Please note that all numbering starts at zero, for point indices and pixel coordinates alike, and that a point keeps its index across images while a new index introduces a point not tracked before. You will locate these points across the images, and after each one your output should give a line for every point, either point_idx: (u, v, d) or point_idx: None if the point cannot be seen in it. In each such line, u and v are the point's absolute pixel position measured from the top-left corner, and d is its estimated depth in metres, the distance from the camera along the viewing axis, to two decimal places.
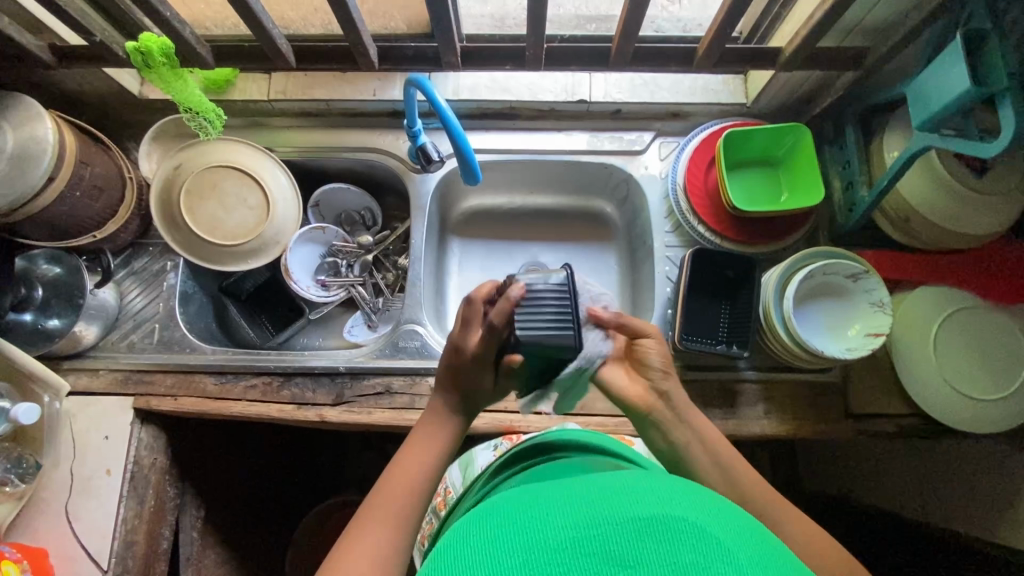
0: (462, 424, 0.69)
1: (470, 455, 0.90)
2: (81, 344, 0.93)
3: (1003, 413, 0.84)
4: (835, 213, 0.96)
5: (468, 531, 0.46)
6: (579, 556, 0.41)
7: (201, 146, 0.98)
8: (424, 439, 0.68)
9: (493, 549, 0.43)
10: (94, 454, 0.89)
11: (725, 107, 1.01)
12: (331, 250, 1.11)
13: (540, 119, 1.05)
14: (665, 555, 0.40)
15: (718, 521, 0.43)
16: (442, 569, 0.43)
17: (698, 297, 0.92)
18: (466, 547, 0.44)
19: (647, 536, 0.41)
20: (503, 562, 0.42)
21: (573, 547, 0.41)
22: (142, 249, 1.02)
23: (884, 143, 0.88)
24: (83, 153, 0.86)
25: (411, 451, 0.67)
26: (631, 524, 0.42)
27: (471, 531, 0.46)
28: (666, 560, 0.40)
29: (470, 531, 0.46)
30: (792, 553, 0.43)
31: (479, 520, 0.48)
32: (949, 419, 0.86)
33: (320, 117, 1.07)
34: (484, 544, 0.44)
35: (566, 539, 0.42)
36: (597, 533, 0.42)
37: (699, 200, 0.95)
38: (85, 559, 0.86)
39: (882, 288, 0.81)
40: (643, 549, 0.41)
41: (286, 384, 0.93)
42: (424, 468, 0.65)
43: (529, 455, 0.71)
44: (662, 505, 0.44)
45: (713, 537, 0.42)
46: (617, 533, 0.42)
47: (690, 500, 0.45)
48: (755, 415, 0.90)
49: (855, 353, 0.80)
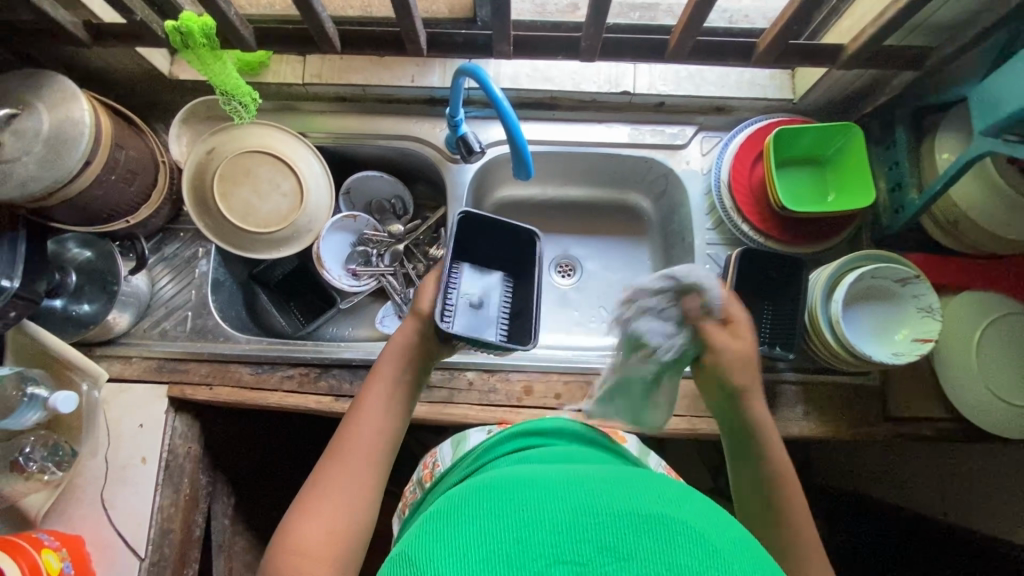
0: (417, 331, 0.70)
1: (462, 434, 0.85)
2: (113, 331, 0.92)
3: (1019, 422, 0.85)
4: (880, 215, 0.95)
5: (466, 500, 0.46)
6: (571, 544, 0.40)
7: (235, 130, 0.96)
8: (384, 369, 0.69)
9: (480, 519, 0.43)
10: (129, 442, 0.89)
11: (771, 103, 0.99)
12: (361, 238, 1.10)
13: (581, 109, 1.03)
14: (660, 554, 0.40)
15: (717, 530, 0.43)
16: (430, 537, 0.42)
17: (742, 297, 0.91)
18: (461, 514, 0.44)
19: (645, 534, 0.41)
20: (489, 536, 0.41)
21: (565, 533, 0.41)
22: (173, 235, 1.00)
23: (936, 145, 0.86)
24: (118, 136, 0.84)
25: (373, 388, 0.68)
26: (629, 519, 0.42)
27: (471, 500, 0.45)
28: (660, 559, 0.39)
29: (466, 500, 0.46)
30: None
31: (477, 491, 0.47)
32: (968, 412, 0.87)
33: (356, 102, 1.04)
34: (477, 516, 0.43)
35: (562, 524, 0.41)
36: (593, 522, 0.41)
37: (743, 198, 0.93)
38: (122, 547, 0.86)
39: (932, 294, 0.81)
40: (638, 545, 0.40)
41: (323, 375, 0.92)
42: (383, 402, 0.67)
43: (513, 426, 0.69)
44: (664, 506, 0.43)
45: (711, 544, 0.41)
46: (614, 525, 0.41)
47: (690, 504, 0.45)
48: (794, 417, 0.90)
49: (904, 358, 0.80)
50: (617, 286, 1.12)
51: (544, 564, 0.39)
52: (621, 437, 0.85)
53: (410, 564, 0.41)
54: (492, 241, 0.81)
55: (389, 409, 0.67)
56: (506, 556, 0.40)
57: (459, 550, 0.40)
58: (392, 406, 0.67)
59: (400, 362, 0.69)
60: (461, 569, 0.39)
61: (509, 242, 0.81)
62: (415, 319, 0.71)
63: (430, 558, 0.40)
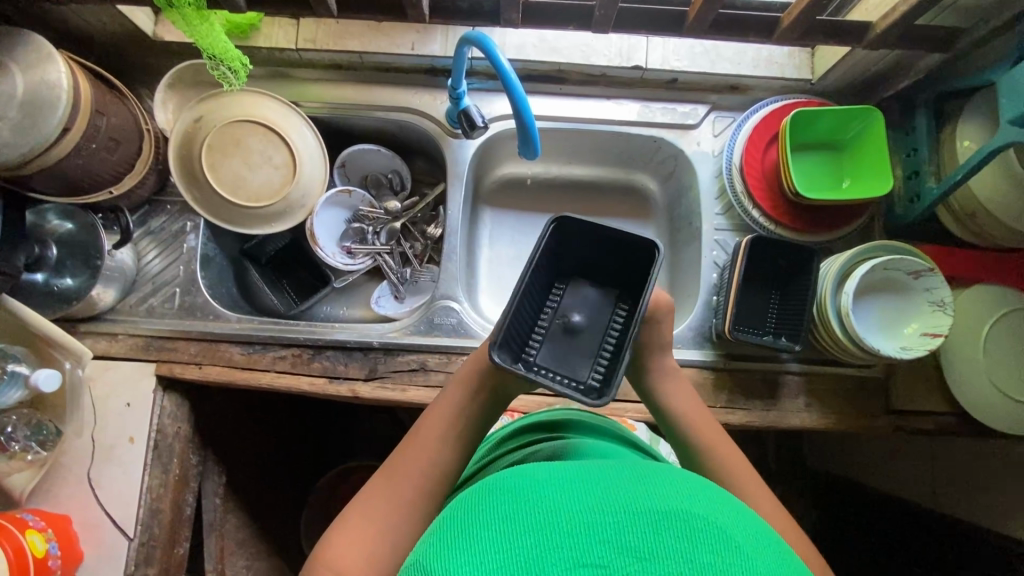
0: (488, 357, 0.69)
1: None
2: (98, 306, 0.88)
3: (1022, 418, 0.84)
4: (894, 204, 0.92)
5: (478, 500, 0.43)
6: (592, 545, 0.38)
7: (224, 97, 0.91)
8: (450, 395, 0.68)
9: (498, 524, 0.40)
10: (117, 422, 0.86)
11: (788, 83, 0.95)
12: (357, 215, 1.06)
13: (590, 84, 0.98)
14: (684, 553, 0.38)
15: (736, 523, 0.41)
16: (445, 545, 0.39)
17: (749, 287, 0.89)
18: (475, 516, 0.41)
19: (666, 532, 0.39)
20: (507, 543, 0.38)
21: (585, 534, 0.38)
22: (159, 207, 0.96)
23: (958, 132, 0.83)
24: (98, 101, 0.79)
25: (431, 417, 0.67)
26: (649, 517, 0.39)
27: (482, 500, 0.43)
28: (683, 558, 0.37)
29: (476, 501, 0.43)
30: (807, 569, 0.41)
31: (486, 488, 0.44)
32: (970, 406, 0.86)
33: (352, 71, 0.99)
34: (492, 520, 0.40)
35: (579, 523, 0.39)
36: (613, 521, 0.39)
37: (755, 182, 0.90)
38: (111, 528, 0.84)
39: (945, 286, 0.79)
40: (660, 544, 0.38)
41: (316, 356, 0.89)
42: (439, 429, 0.65)
43: (532, 431, 0.69)
44: (681, 500, 0.41)
45: (732, 540, 0.39)
46: (635, 524, 0.39)
47: (706, 496, 0.43)
48: (796, 408, 0.89)
49: (912, 352, 0.78)
50: None
51: (565, 567, 0.37)
52: (630, 425, 0.86)
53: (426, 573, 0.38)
54: (606, 257, 0.73)
55: (445, 437, 0.64)
56: (525, 561, 0.37)
57: (475, 557, 0.38)
58: (447, 439, 0.64)
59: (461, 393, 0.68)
60: None
61: (628, 263, 0.72)
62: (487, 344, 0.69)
63: (445, 565, 0.37)
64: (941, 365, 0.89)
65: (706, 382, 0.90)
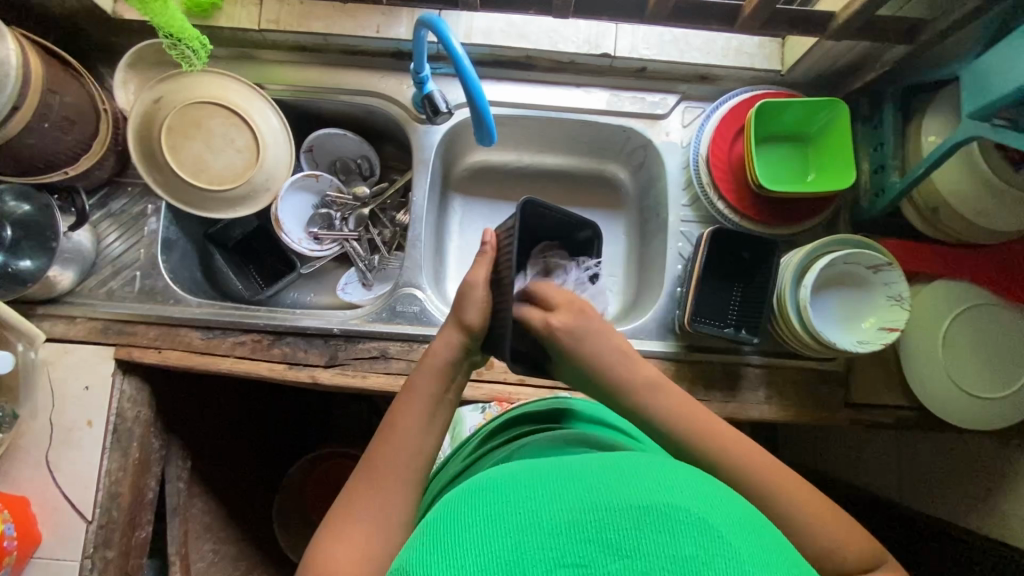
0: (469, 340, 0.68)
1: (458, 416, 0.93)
2: (56, 289, 0.88)
3: (977, 412, 0.85)
4: (860, 197, 0.91)
5: (461, 502, 0.43)
6: (572, 543, 0.38)
7: (183, 78, 0.89)
8: (423, 379, 0.66)
9: (484, 529, 0.40)
10: (74, 404, 0.86)
11: (759, 74, 0.94)
12: (324, 200, 1.05)
13: (559, 71, 0.97)
14: (664, 545, 0.37)
15: (720, 511, 0.40)
16: (430, 552, 0.39)
17: (711, 279, 0.89)
18: (456, 518, 0.41)
19: (648, 526, 0.38)
20: (490, 547, 0.38)
21: (566, 532, 0.38)
22: (120, 189, 0.94)
23: (922, 126, 0.83)
24: (50, 80, 0.78)
25: (407, 403, 0.64)
26: (630, 512, 0.39)
27: (465, 503, 0.43)
28: (664, 551, 0.37)
29: (457, 504, 0.43)
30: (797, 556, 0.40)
31: (468, 492, 0.44)
32: (926, 398, 0.87)
33: (317, 53, 0.97)
34: (473, 523, 0.40)
35: (561, 521, 0.39)
36: (595, 518, 0.39)
37: (721, 173, 0.89)
38: (68, 509, 0.84)
39: (903, 282, 0.78)
40: (643, 539, 0.37)
41: (276, 342, 0.89)
42: (420, 418, 0.64)
43: (517, 427, 0.71)
44: (664, 491, 0.40)
45: (715, 529, 0.38)
46: (616, 519, 0.38)
47: (691, 486, 0.42)
48: (756, 400, 0.89)
49: (866, 346, 0.78)
50: None
51: (545, 568, 0.37)
52: None
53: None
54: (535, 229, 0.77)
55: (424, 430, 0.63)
56: (505, 563, 0.37)
57: (455, 559, 0.38)
58: (431, 425, 0.64)
59: (437, 379, 0.66)
60: None
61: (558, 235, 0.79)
62: (459, 332, 0.68)
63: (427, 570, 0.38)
64: (902, 358, 0.89)
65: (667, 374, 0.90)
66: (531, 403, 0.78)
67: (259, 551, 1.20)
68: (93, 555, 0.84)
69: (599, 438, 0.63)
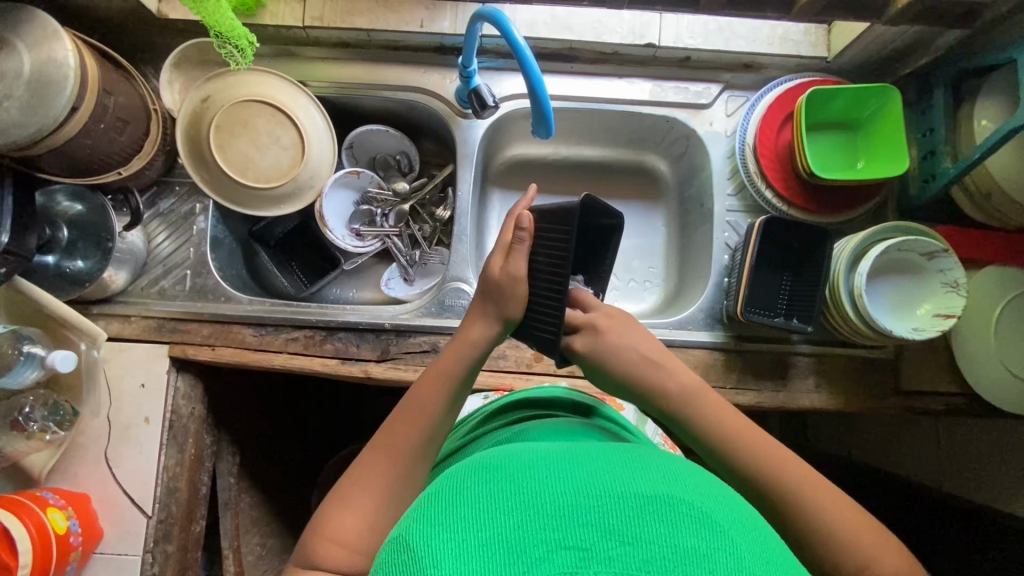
0: (490, 333, 0.69)
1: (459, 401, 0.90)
2: (109, 289, 0.89)
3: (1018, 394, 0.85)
4: (909, 184, 0.91)
5: (465, 480, 0.43)
6: (575, 526, 0.37)
7: (231, 77, 0.90)
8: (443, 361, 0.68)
9: (485, 506, 0.39)
10: (132, 402, 0.87)
11: (803, 62, 0.94)
12: (365, 196, 1.05)
13: (602, 62, 0.96)
14: (666, 535, 0.36)
15: (723, 509, 0.40)
16: (427, 524, 0.39)
17: (762, 269, 0.89)
18: (457, 497, 0.41)
19: (651, 515, 0.37)
20: (493, 522, 0.37)
21: (569, 515, 0.37)
22: (168, 188, 0.95)
23: (975, 112, 0.82)
24: (104, 81, 0.79)
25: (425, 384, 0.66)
26: (635, 500, 0.38)
27: (464, 484, 0.42)
28: (667, 540, 0.36)
29: (456, 483, 0.42)
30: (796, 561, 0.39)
31: (468, 473, 0.44)
32: (972, 377, 0.87)
33: (359, 50, 0.98)
34: (476, 497, 0.40)
35: (563, 505, 0.38)
36: (599, 504, 0.38)
37: (769, 162, 0.89)
38: (129, 505, 0.86)
39: (960, 268, 0.78)
40: (646, 526, 0.37)
41: (328, 338, 0.89)
42: (435, 404, 0.65)
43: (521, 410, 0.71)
44: (669, 484, 0.40)
45: (717, 525, 0.38)
46: (620, 506, 0.38)
47: (695, 483, 0.41)
48: (805, 389, 0.89)
49: (924, 334, 0.78)
50: (630, 253, 1.08)
51: (546, 548, 0.36)
52: (619, 405, 0.90)
53: (406, 550, 0.38)
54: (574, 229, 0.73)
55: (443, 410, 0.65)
56: (504, 543, 0.36)
57: (454, 535, 0.37)
58: (445, 413, 0.65)
59: (458, 369, 0.67)
60: (463, 552, 0.36)
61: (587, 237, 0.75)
62: (495, 324, 0.69)
63: (422, 542, 0.37)
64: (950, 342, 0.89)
65: (715, 363, 0.90)
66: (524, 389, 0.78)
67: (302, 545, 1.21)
68: (154, 549, 0.85)
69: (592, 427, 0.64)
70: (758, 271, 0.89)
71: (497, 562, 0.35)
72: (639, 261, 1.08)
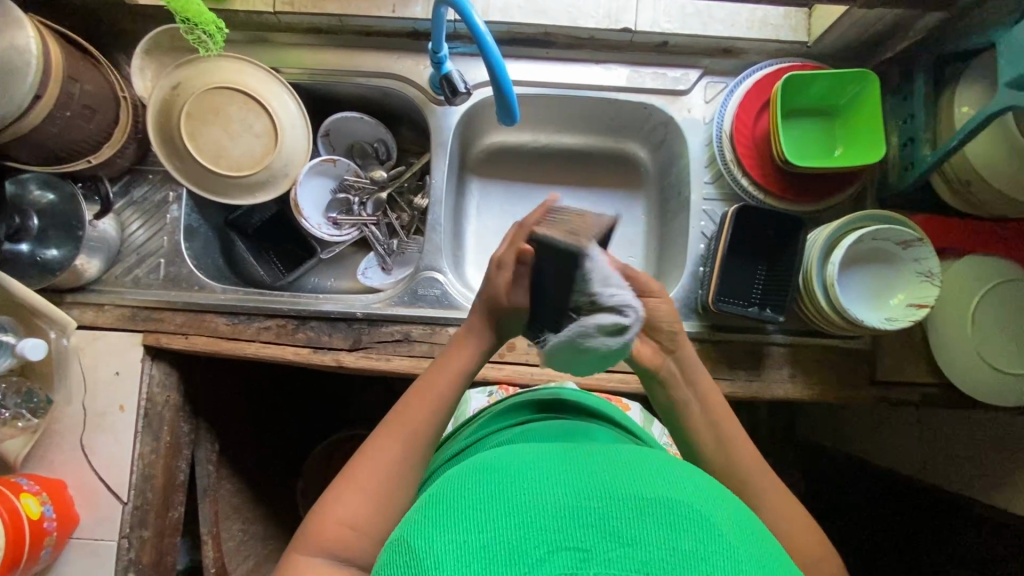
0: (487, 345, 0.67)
1: (464, 397, 0.91)
2: (83, 277, 0.89)
3: (994, 386, 0.84)
4: (888, 171, 0.89)
5: (466, 483, 0.44)
6: (575, 528, 0.39)
7: (201, 63, 0.89)
8: (442, 370, 0.66)
9: (487, 508, 0.41)
10: (107, 390, 0.88)
11: (783, 47, 0.92)
12: (342, 185, 1.05)
13: (577, 47, 0.95)
14: (664, 538, 0.39)
15: (721, 513, 0.42)
16: (430, 525, 0.41)
17: (736, 258, 0.88)
18: (456, 500, 0.42)
19: (649, 518, 0.39)
20: (495, 523, 0.39)
21: (569, 517, 0.39)
22: (141, 177, 0.95)
23: (955, 98, 0.81)
24: (70, 68, 0.78)
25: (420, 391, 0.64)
26: (634, 503, 0.40)
27: (466, 485, 0.44)
28: (665, 544, 0.38)
29: (456, 487, 0.44)
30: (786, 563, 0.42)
31: (469, 475, 0.46)
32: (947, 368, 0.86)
33: (333, 35, 0.96)
34: (479, 500, 0.41)
35: (565, 508, 0.40)
36: (599, 507, 0.40)
37: (745, 149, 0.88)
38: (105, 492, 0.86)
39: (934, 258, 0.77)
40: (646, 529, 0.39)
41: (300, 327, 0.89)
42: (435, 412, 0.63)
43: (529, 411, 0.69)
44: (668, 488, 0.42)
45: (715, 526, 0.40)
46: (618, 510, 0.40)
47: (694, 488, 0.44)
48: (779, 378, 0.89)
49: (896, 323, 0.77)
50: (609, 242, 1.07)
51: (547, 549, 0.38)
52: (624, 405, 0.91)
53: (408, 551, 0.39)
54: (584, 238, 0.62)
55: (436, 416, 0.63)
56: (504, 543, 0.38)
57: (457, 535, 0.39)
58: (444, 408, 0.64)
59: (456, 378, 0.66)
60: (467, 553, 0.37)
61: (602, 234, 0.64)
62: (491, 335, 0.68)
63: (425, 542, 0.39)
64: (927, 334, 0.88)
65: None
66: (533, 390, 0.76)
67: (285, 531, 1.23)
68: (130, 534, 0.86)
69: (598, 431, 0.63)
70: (733, 261, 0.88)
71: (497, 561, 0.37)
72: (618, 251, 1.07)
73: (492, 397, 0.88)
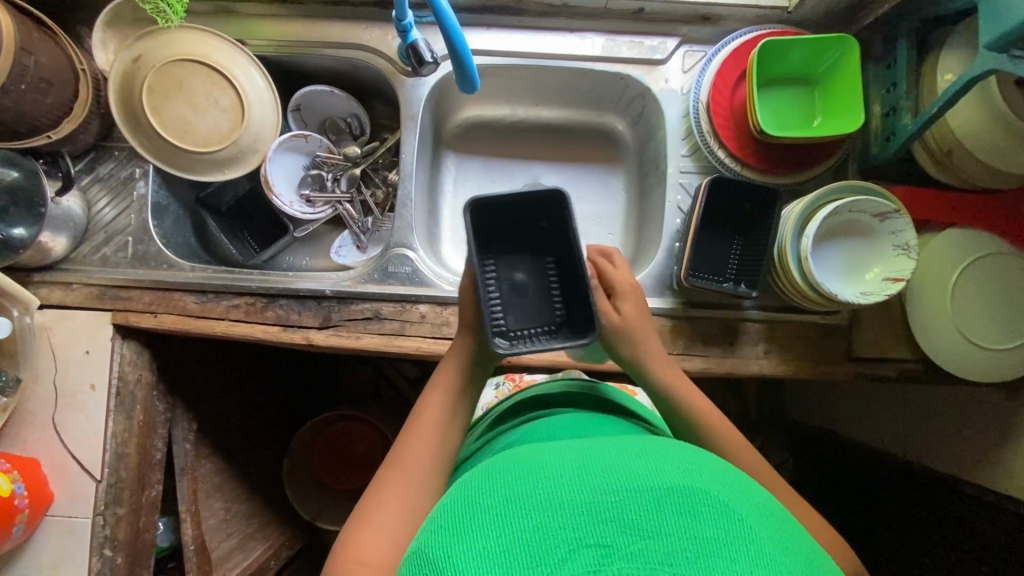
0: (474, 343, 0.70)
1: None
2: (49, 256, 0.88)
3: (968, 359, 0.82)
4: (870, 142, 0.87)
5: (480, 487, 0.44)
6: (595, 525, 0.38)
7: (162, 34, 0.87)
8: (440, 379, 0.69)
9: (505, 512, 0.40)
10: (77, 368, 0.88)
11: (764, 12, 0.89)
12: (315, 161, 1.03)
13: (551, 15, 0.92)
14: (685, 527, 0.38)
15: (739, 498, 0.41)
16: (448, 533, 0.40)
17: (711, 231, 0.86)
18: (472, 505, 0.42)
19: (668, 507, 0.39)
20: (514, 528, 0.39)
21: (587, 514, 0.38)
22: (107, 153, 0.93)
23: (939, 64, 0.78)
24: (23, 40, 0.76)
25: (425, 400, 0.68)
26: (651, 494, 0.39)
27: (482, 490, 0.43)
28: (687, 532, 0.37)
29: (471, 492, 0.44)
30: (811, 547, 0.41)
31: (482, 479, 0.45)
32: (924, 340, 0.84)
33: (300, 4, 0.93)
34: (496, 506, 0.41)
35: (582, 504, 0.39)
36: (617, 501, 0.39)
37: (722, 120, 0.86)
38: (77, 469, 0.87)
39: (911, 231, 0.75)
40: (665, 519, 0.38)
41: (269, 305, 0.89)
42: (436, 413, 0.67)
43: (534, 407, 0.69)
44: (685, 476, 0.41)
45: (734, 512, 0.39)
46: (636, 502, 0.39)
47: (710, 475, 0.43)
48: (755, 355, 0.87)
49: (870, 296, 0.75)
50: (588, 219, 1.05)
51: (568, 549, 0.37)
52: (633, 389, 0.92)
53: (429, 560, 0.39)
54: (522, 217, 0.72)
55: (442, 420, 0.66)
56: (526, 547, 0.37)
57: (477, 543, 0.38)
58: (449, 415, 0.67)
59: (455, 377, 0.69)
60: (490, 561, 0.37)
61: (536, 213, 0.72)
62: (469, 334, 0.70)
63: (446, 554, 0.38)
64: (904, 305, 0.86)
65: (664, 329, 0.87)
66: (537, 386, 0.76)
67: (271, 509, 1.24)
68: (105, 512, 0.87)
69: (612, 425, 0.63)
70: (707, 234, 0.86)
71: (520, 565, 0.36)
72: (596, 228, 1.05)
73: (499, 391, 0.92)
